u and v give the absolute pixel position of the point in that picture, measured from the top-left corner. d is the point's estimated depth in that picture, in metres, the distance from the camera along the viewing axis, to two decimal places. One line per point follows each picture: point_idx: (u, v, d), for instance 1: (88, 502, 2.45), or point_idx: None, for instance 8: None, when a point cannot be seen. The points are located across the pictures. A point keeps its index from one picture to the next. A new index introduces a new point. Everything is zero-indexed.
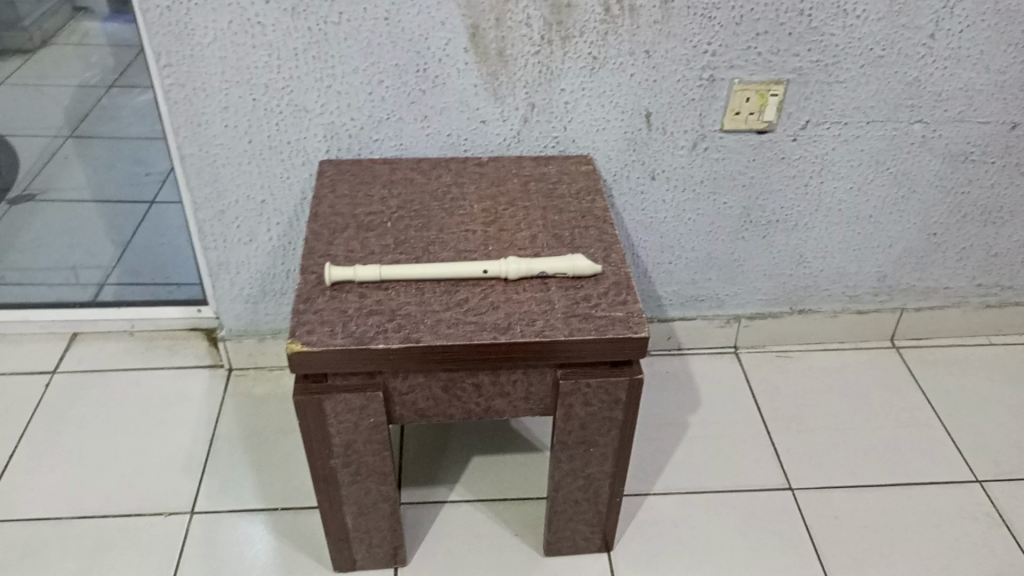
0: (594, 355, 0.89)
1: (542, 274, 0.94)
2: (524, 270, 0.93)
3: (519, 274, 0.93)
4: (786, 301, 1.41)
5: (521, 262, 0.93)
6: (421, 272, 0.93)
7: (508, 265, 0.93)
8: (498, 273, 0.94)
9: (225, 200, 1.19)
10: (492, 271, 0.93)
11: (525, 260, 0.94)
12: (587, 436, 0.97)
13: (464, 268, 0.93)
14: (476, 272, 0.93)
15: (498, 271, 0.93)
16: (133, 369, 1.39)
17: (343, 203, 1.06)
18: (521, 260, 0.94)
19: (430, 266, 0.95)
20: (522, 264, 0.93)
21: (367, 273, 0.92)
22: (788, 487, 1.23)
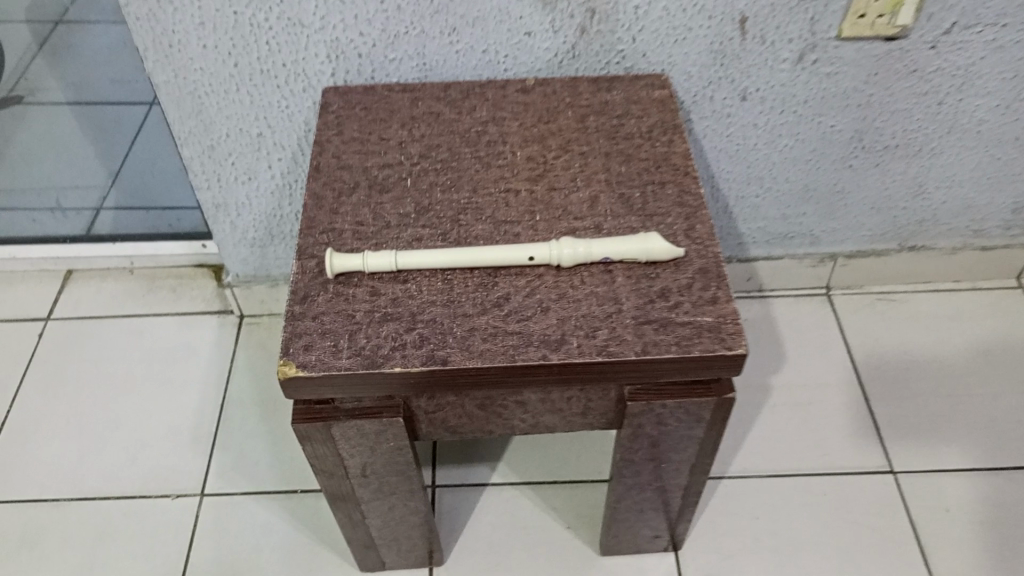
0: (674, 374, 0.69)
1: (607, 259, 0.73)
2: (582, 255, 0.72)
3: (576, 260, 0.72)
4: (894, 238, 1.17)
5: (578, 246, 0.72)
6: (448, 260, 0.72)
7: (562, 249, 0.72)
8: (548, 260, 0.72)
9: (214, 133, 0.98)
10: (539, 257, 0.72)
11: (583, 241, 0.73)
12: (659, 452, 0.78)
13: (505, 255, 0.72)
14: (520, 258, 0.72)
15: (549, 257, 0.72)
16: (134, 317, 1.23)
17: (351, 150, 0.83)
18: (577, 243, 0.72)
19: (462, 248, 0.74)
20: (580, 247, 0.72)
21: (381, 261, 0.72)
22: (889, 470, 1.05)
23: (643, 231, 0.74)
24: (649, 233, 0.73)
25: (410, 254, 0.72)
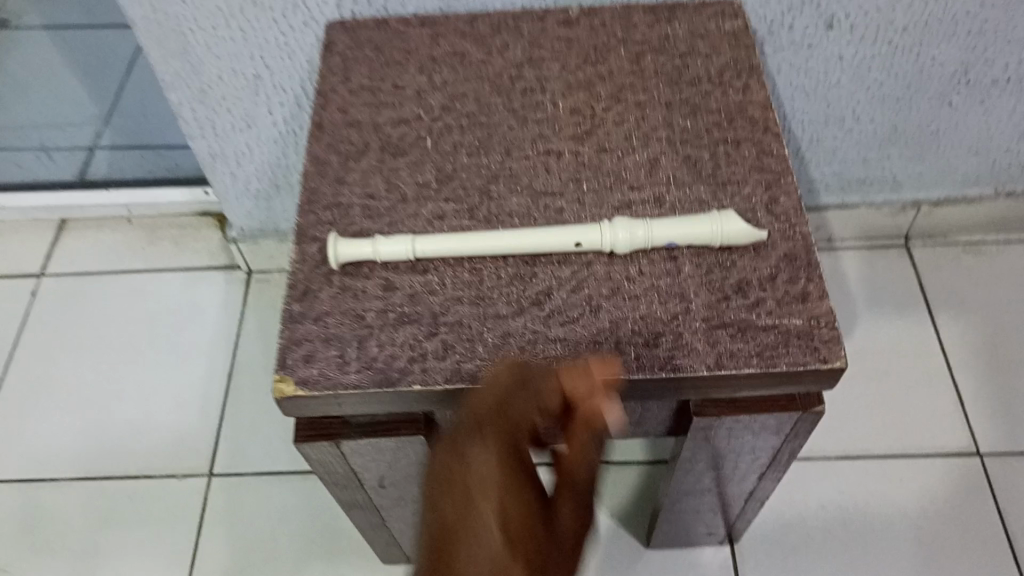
0: (753, 388, 0.56)
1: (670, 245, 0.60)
2: (640, 241, 0.59)
3: (632, 246, 0.59)
4: (990, 183, 1.01)
5: (635, 229, 0.59)
6: (477, 247, 0.59)
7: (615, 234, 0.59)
8: (598, 246, 0.59)
9: (204, 75, 0.84)
10: (588, 243, 0.59)
11: (641, 222, 0.59)
12: (724, 462, 0.67)
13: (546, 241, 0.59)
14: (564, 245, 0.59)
15: (599, 244, 0.59)
16: (134, 273, 1.12)
17: (360, 102, 0.70)
18: (633, 226, 0.59)
19: (494, 230, 0.61)
20: (637, 229, 0.59)
21: (395, 250, 0.59)
22: (975, 453, 0.93)
23: (714, 209, 0.61)
24: (722, 211, 0.60)
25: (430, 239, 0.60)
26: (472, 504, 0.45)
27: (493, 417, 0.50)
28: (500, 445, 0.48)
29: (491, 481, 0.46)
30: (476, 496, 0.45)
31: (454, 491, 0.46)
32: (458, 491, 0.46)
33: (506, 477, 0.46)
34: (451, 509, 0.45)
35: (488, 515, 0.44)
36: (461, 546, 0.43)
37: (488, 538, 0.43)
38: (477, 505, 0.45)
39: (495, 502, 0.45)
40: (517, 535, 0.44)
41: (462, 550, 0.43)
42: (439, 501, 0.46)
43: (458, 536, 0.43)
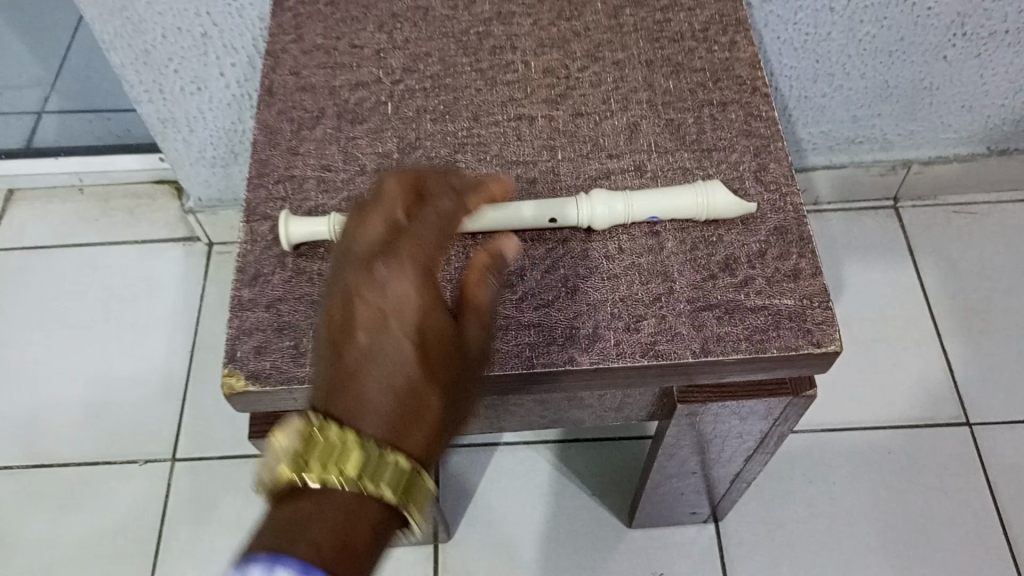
0: (741, 373, 0.52)
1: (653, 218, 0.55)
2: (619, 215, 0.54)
3: (612, 221, 0.54)
4: (983, 140, 0.97)
5: (614, 202, 0.54)
6: None
7: (591, 207, 0.54)
8: (573, 221, 0.54)
9: (147, 35, 0.77)
10: (565, 219, 0.54)
11: (619, 194, 0.55)
12: (710, 445, 0.63)
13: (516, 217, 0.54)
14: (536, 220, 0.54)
15: (574, 218, 0.54)
16: (89, 246, 1.06)
17: (314, 63, 0.64)
18: (611, 198, 0.54)
19: None
20: (618, 202, 0.54)
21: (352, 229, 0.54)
22: (965, 422, 0.90)
23: (699, 179, 0.56)
24: (709, 182, 0.55)
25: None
26: (385, 330, 0.40)
27: (396, 239, 0.44)
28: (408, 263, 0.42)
29: (406, 305, 0.41)
30: (388, 322, 0.40)
31: (362, 315, 0.41)
32: (366, 316, 0.41)
33: (418, 297, 0.41)
34: (360, 335, 0.40)
35: (403, 343, 0.40)
36: (372, 376, 0.39)
37: (404, 369, 0.39)
38: (388, 332, 0.40)
39: (412, 327, 0.40)
40: (435, 363, 0.40)
41: (373, 381, 0.39)
42: (342, 327, 0.41)
43: (367, 366, 0.39)
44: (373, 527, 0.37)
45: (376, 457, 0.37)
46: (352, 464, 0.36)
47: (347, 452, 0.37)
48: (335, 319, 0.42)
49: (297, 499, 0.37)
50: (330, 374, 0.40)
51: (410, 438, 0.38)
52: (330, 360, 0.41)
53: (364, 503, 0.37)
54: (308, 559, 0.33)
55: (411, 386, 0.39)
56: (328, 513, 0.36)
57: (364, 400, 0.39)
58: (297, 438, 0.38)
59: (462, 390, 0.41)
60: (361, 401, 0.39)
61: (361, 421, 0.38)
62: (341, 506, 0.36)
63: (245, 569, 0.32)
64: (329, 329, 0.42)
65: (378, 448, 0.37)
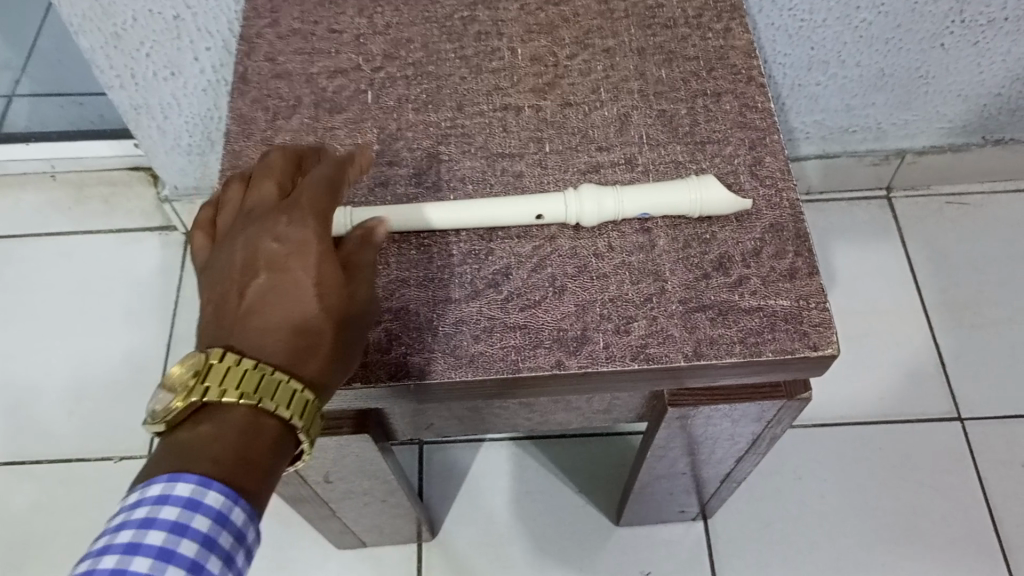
0: (734, 377, 0.50)
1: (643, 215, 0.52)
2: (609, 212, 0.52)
3: (599, 218, 0.52)
4: (978, 129, 0.95)
5: (604, 199, 0.52)
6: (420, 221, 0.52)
7: (579, 205, 0.52)
8: (561, 218, 0.52)
9: (117, 18, 0.74)
10: (549, 215, 0.52)
11: (608, 189, 0.52)
12: (701, 447, 0.62)
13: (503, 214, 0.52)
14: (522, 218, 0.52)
15: (562, 216, 0.52)
16: (64, 235, 1.04)
17: (291, 49, 0.61)
18: (601, 195, 0.52)
19: (443, 200, 0.53)
20: (605, 199, 0.52)
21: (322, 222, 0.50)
22: (956, 417, 0.89)
23: (692, 174, 0.53)
24: (703, 177, 0.53)
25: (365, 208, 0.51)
26: (284, 269, 0.41)
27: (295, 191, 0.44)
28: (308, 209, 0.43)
29: (306, 245, 0.42)
30: (286, 263, 0.41)
31: (262, 255, 0.41)
32: (266, 256, 0.41)
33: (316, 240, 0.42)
34: (260, 273, 0.41)
35: (302, 278, 0.40)
36: (271, 310, 0.40)
37: (303, 304, 0.40)
38: (286, 269, 0.41)
39: (310, 267, 0.41)
40: (333, 298, 0.41)
41: (273, 315, 0.39)
42: (242, 267, 0.41)
43: (266, 301, 0.40)
44: (272, 445, 0.37)
45: (269, 376, 0.37)
46: (249, 384, 0.36)
47: (242, 374, 0.36)
48: (234, 262, 0.42)
49: (194, 426, 0.36)
50: (229, 311, 0.40)
51: (308, 369, 0.39)
52: (229, 298, 0.41)
53: (261, 425, 0.36)
54: (210, 473, 0.34)
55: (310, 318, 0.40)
56: (224, 437, 0.36)
57: (264, 332, 0.39)
58: (192, 367, 0.37)
59: (359, 326, 0.42)
60: (259, 333, 0.39)
61: (257, 352, 0.38)
62: (238, 428, 0.36)
63: (147, 487, 0.33)
64: (225, 271, 0.42)
65: (271, 368, 0.37)
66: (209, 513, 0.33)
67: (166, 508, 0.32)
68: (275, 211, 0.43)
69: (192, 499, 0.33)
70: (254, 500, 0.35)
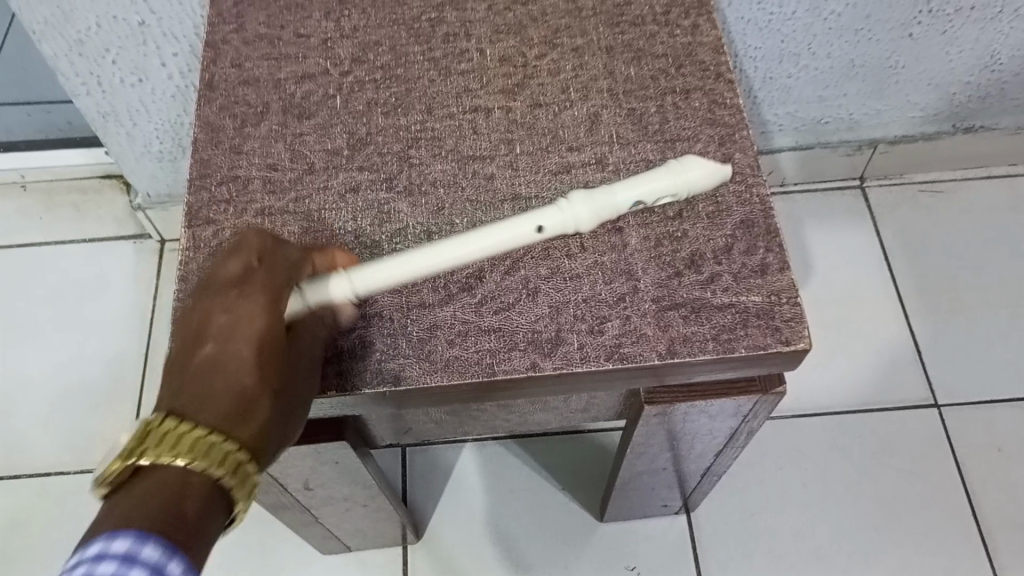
0: (709, 373, 0.50)
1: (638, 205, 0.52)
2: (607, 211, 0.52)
3: (596, 219, 0.52)
4: (949, 117, 0.96)
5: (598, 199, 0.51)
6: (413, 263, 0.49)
7: (577, 211, 0.51)
8: (562, 229, 0.52)
9: (79, 24, 0.73)
10: (549, 226, 0.51)
11: (599, 190, 0.52)
12: (680, 443, 0.62)
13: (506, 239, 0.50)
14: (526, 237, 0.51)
15: (563, 226, 0.51)
16: (31, 246, 1.03)
17: (257, 55, 0.60)
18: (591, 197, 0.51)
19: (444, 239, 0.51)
20: (600, 201, 0.51)
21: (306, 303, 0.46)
22: (933, 403, 0.90)
23: (666, 160, 0.54)
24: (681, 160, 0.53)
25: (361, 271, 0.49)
26: (230, 336, 0.40)
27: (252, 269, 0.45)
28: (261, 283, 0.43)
29: (253, 315, 0.41)
30: (231, 330, 0.41)
31: (211, 325, 0.41)
32: (213, 326, 0.41)
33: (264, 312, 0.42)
34: (206, 342, 0.40)
35: (243, 345, 0.40)
36: (215, 377, 0.39)
37: (244, 372, 0.39)
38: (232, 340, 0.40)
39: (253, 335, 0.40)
40: (273, 363, 0.40)
41: (215, 383, 0.39)
42: (191, 337, 0.41)
43: (210, 369, 0.39)
44: (206, 502, 0.35)
45: (206, 438, 0.36)
46: (189, 445, 0.35)
47: (196, 435, 0.36)
48: (187, 333, 0.42)
49: (131, 490, 0.35)
50: (174, 383, 0.39)
51: (243, 431, 0.38)
52: (176, 365, 0.40)
53: (196, 487, 0.35)
54: (147, 527, 0.32)
55: (251, 388, 0.39)
56: (161, 499, 0.34)
57: (202, 394, 0.38)
58: (134, 435, 0.36)
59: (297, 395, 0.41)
60: (200, 400, 0.38)
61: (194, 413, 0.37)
62: (173, 489, 0.35)
63: (85, 548, 0.32)
64: (180, 347, 0.42)
65: (208, 433, 0.36)
66: (182, 566, 0.32)
67: (103, 564, 0.31)
68: (230, 285, 0.43)
69: (127, 553, 0.31)
70: (192, 555, 0.33)
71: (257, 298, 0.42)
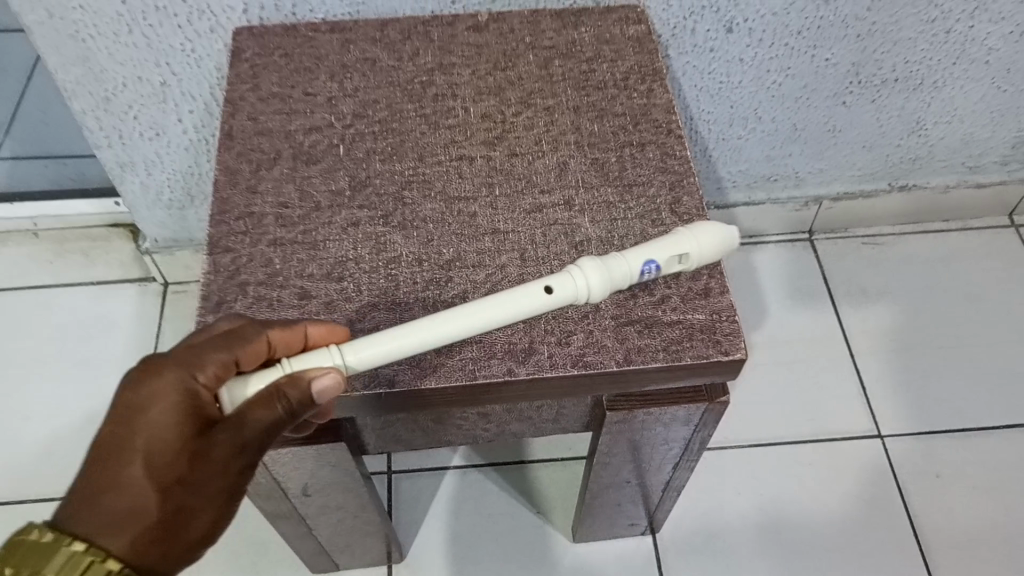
0: (661, 381, 0.59)
1: (651, 267, 0.58)
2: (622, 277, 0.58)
3: (606, 284, 0.57)
4: (885, 177, 1.07)
5: (612, 264, 0.58)
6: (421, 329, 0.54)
7: (589, 280, 0.57)
8: (575, 293, 0.57)
9: (108, 84, 0.82)
10: (561, 289, 0.57)
11: (612, 257, 0.58)
12: (641, 453, 0.69)
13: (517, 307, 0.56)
14: (542, 301, 0.57)
15: (575, 293, 0.57)
16: (39, 288, 1.09)
17: (271, 110, 0.69)
18: (604, 262, 0.58)
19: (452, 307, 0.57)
20: (609, 268, 0.57)
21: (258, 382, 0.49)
22: (877, 434, 0.98)
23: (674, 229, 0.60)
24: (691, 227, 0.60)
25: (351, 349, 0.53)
26: (137, 427, 0.45)
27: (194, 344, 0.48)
28: (189, 365, 0.47)
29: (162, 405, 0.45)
30: (140, 419, 0.45)
31: (127, 407, 0.46)
32: (128, 408, 0.46)
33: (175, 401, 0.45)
34: (118, 424, 0.45)
35: (142, 440, 0.45)
36: (117, 473, 0.44)
37: (135, 471, 0.44)
38: (144, 436, 0.45)
39: (153, 432, 0.45)
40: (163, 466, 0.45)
41: (114, 481, 0.44)
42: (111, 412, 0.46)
43: (118, 462, 0.45)
44: None
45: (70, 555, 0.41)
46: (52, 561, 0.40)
47: (87, 565, 0.41)
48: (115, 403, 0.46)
49: None
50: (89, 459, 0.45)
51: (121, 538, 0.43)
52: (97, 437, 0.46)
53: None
54: None
55: (141, 496, 0.44)
56: None
57: (97, 488, 0.44)
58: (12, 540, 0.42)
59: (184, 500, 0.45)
60: (96, 497, 0.44)
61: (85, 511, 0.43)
62: None
63: None
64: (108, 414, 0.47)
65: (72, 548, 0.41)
66: None
67: None
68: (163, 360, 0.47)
69: None
70: None
71: (183, 390, 0.46)
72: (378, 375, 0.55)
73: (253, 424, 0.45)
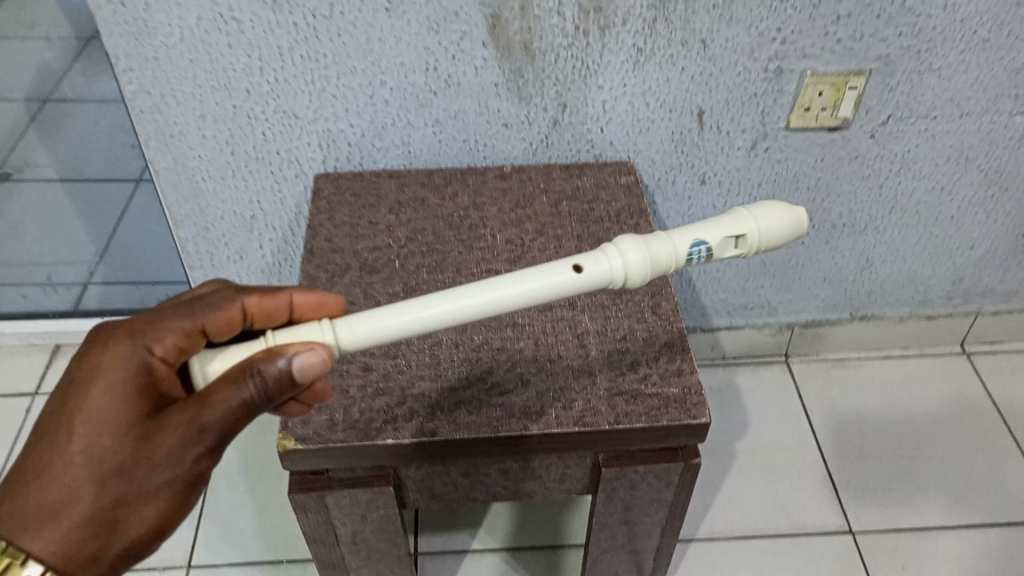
0: (643, 441, 0.74)
1: (700, 247, 0.64)
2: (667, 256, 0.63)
3: (644, 261, 0.62)
4: (846, 308, 1.25)
5: (656, 245, 0.63)
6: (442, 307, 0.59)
7: (628, 260, 0.62)
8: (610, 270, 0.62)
9: (209, 217, 1.03)
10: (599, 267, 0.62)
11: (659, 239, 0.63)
12: (632, 516, 0.83)
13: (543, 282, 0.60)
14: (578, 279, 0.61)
15: (612, 269, 0.62)
16: None
17: (343, 234, 0.90)
18: (646, 242, 0.63)
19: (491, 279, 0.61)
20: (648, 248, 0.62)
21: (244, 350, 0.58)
22: (848, 530, 1.10)
23: (733, 213, 0.66)
24: (755, 212, 0.66)
25: (345, 325, 0.59)
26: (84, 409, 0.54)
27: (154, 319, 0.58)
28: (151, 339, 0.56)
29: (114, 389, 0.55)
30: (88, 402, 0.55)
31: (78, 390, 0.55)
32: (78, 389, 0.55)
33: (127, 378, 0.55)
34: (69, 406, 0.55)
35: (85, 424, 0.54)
36: (65, 451, 0.54)
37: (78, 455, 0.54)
38: (92, 419, 0.54)
39: (97, 416, 0.54)
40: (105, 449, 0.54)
41: (58, 461, 0.54)
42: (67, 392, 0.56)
43: (66, 439, 0.54)
44: None
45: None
46: None
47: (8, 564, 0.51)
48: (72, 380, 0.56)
49: None
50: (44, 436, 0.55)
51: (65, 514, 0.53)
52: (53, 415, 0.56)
53: None
54: None
55: (83, 477, 0.54)
56: None
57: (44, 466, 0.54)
58: None
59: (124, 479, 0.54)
60: (44, 476, 0.54)
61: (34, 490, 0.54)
62: None
63: None
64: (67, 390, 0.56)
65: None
66: None
67: None
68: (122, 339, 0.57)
69: None
70: None
71: (138, 367, 0.55)
72: (422, 427, 0.72)
73: (210, 412, 0.53)
